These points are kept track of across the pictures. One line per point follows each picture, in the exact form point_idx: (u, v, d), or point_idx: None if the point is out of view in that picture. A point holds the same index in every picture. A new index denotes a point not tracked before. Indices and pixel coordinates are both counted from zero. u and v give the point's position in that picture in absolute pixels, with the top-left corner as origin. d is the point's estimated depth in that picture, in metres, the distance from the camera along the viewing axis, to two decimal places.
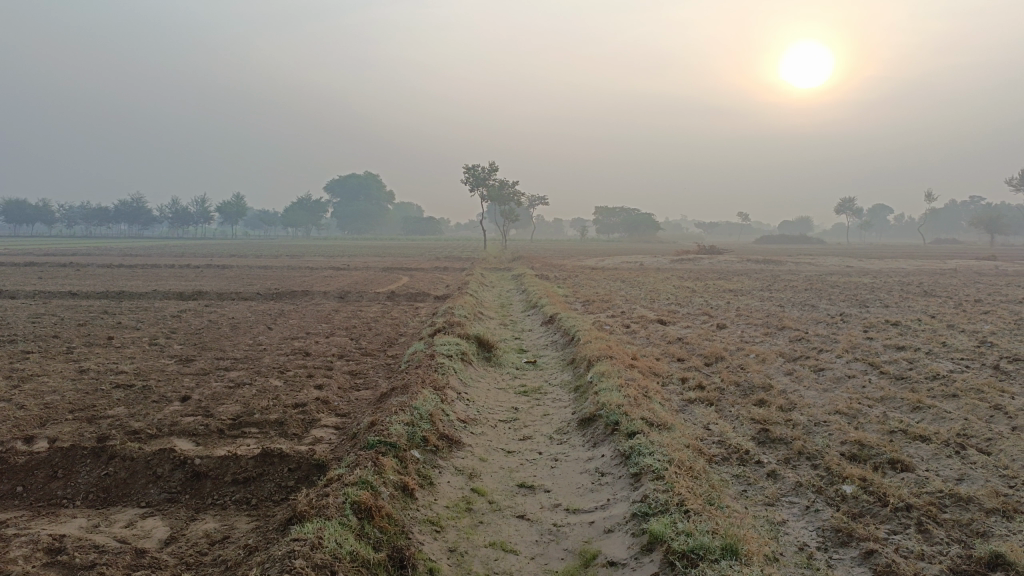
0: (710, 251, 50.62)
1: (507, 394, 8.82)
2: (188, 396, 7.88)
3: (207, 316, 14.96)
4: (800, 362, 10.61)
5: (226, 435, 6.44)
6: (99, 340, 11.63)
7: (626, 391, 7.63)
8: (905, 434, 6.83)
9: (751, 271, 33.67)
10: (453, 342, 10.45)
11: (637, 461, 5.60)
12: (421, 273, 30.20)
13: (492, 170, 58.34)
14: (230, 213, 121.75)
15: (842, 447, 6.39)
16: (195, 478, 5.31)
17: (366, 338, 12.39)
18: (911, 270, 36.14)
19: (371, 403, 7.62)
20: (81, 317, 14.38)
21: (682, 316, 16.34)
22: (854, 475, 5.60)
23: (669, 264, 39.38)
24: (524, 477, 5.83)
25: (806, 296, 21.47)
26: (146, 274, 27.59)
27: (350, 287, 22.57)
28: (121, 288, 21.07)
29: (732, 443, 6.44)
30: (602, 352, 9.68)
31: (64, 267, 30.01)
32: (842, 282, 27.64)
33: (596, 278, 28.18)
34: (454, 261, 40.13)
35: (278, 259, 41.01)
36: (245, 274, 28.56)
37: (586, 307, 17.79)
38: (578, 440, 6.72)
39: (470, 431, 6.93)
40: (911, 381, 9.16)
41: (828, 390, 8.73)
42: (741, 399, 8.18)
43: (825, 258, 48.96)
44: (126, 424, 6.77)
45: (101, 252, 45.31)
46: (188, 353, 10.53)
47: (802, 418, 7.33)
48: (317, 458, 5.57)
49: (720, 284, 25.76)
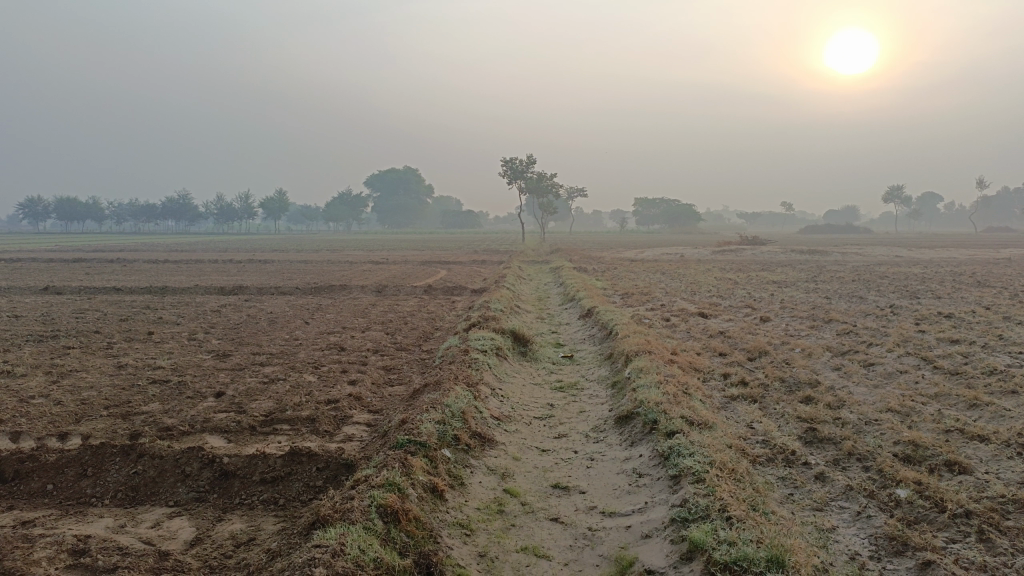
0: (754, 242, 49.58)
1: (543, 390, 8.63)
2: (222, 392, 7.85)
3: (245, 310, 15.04)
4: (847, 357, 10.22)
5: (257, 432, 6.37)
6: (139, 335, 11.73)
7: (665, 388, 7.37)
8: (962, 433, 6.47)
9: (796, 262, 32.86)
10: (488, 337, 10.29)
11: (676, 462, 5.37)
12: (459, 266, 30.21)
13: (531, 162, 57.99)
14: (273, 208, 123.37)
15: (894, 448, 6.07)
16: (223, 477, 5.23)
17: (402, 332, 12.29)
18: (964, 259, 34.92)
19: (404, 400, 7.49)
20: (124, 312, 14.56)
21: (724, 308, 15.98)
22: (908, 478, 5.29)
23: (710, 255, 38.90)
24: (558, 477, 5.63)
25: (853, 288, 20.84)
26: (189, 268, 28.05)
27: (388, 280, 22.55)
28: (164, 283, 21.39)
29: (777, 443, 6.16)
30: (641, 347, 9.42)
31: (110, 262, 30.55)
32: (890, 272, 26.88)
33: (636, 270, 27.78)
34: (492, 254, 39.96)
35: (319, 253, 41.28)
36: (285, 268, 28.85)
37: (624, 300, 17.52)
38: (615, 439, 6.50)
39: (504, 429, 6.76)
40: (967, 377, 8.73)
41: (878, 387, 8.37)
42: (786, 396, 7.87)
43: (873, 247, 47.81)
44: (159, 420, 6.74)
45: (148, 248, 46.10)
46: (224, 348, 10.54)
47: (851, 416, 7.01)
48: (346, 457, 5.45)
49: (764, 275, 25.22)
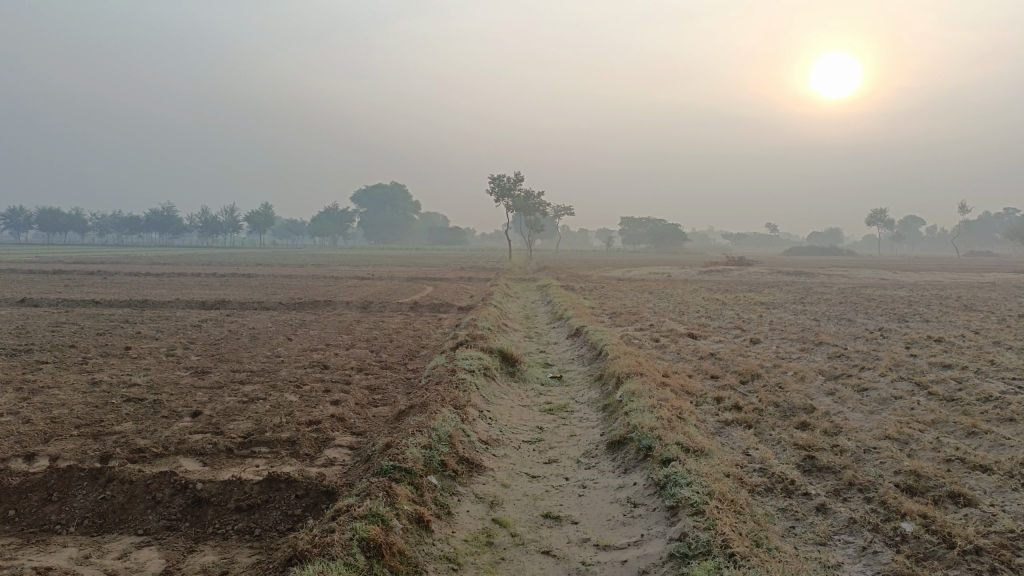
0: (740, 263, 49.71)
1: (532, 412, 8.40)
2: (199, 411, 7.56)
3: (226, 325, 14.71)
4: (840, 381, 10.06)
5: (234, 456, 6.09)
6: (116, 350, 11.41)
7: (659, 413, 7.16)
8: (963, 463, 6.29)
9: (782, 283, 32.89)
10: (476, 356, 10.05)
11: (673, 493, 5.14)
12: (445, 282, 29.96)
13: (518, 180, 58.07)
14: (259, 222, 122.84)
15: (896, 478, 5.87)
16: (196, 504, 4.95)
17: (387, 350, 12.03)
18: (948, 282, 35.11)
19: (388, 422, 7.23)
20: (101, 326, 14.21)
21: (713, 329, 15.83)
22: (914, 511, 5.08)
23: (697, 275, 38.93)
24: (549, 506, 5.39)
25: (841, 310, 20.78)
26: (170, 281, 27.60)
27: (373, 296, 22.27)
28: (144, 296, 20.97)
29: (775, 472, 5.94)
30: (632, 369, 9.22)
31: (92, 275, 30.04)
32: (877, 295, 26.95)
33: (623, 289, 27.68)
34: (478, 271, 39.79)
35: (304, 268, 40.99)
36: (269, 282, 28.48)
37: (613, 319, 17.35)
38: (607, 465, 6.27)
39: (492, 454, 6.51)
40: (963, 403, 8.58)
41: (874, 413, 8.19)
42: (781, 421, 7.67)
43: (857, 270, 48.06)
44: (132, 441, 6.44)
45: (131, 260, 45.53)
46: (203, 365, 10.22)
47: (849, 444, 6.81)
48: (327, 484, 5.18)
49: (751, 296, 25.18)
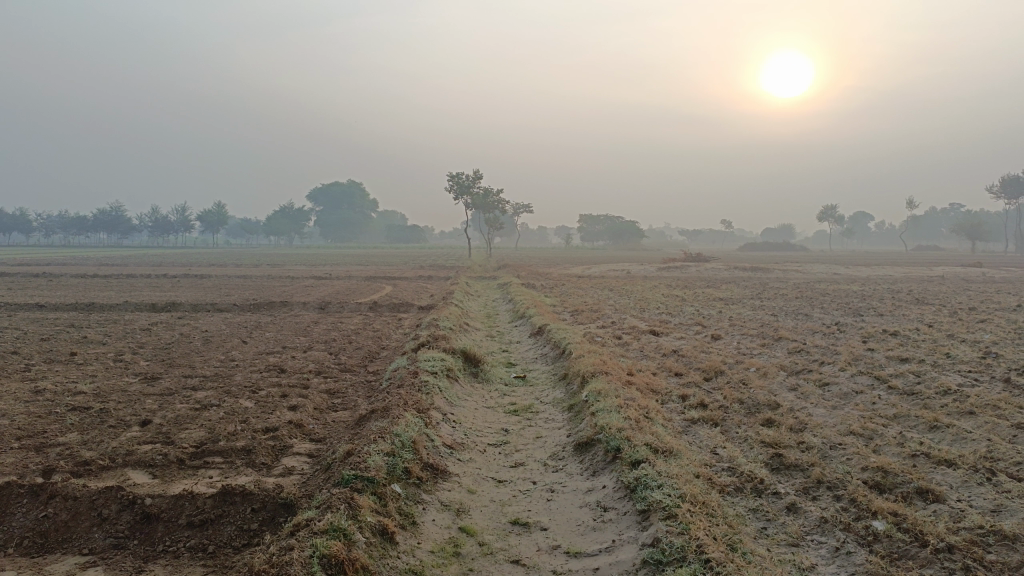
0: (697, 259, 50.16)
1: (497, 414, 8.24)
2: (149, 420, 7.24)
3: (178, 329, 14.25)
4: (802, 376, 10.09)
5: (186, 467, 5.82)
6: (60, 356, 10.93)
7: (626, 413, 7.05)
8: (928, 458, 6.30)
9: (740, 279, 33.25)
10: (438, 357, 9.84)
11: (644, 496, 5.03)
12: (404, 282, 29.61)
13: (477, 177, 57.80)
14: (212, 221, 120.52)
15: (863, 474, 5.85)
16: (146, 521, 4.67)
17: (346, 352, 11.74)
18: (900, 277, 35.81)
19: (349, 428, 7.00)
20: (45, 330, 13.64)
21: (674, 326, 15.84)
22: (885, 509, 5.04)
23: (656, 272, 39.18)
24: (518, 513, 5.23)
25: (798, 304, 21.04)
26: (119, 284, 26.75)
27: (331, 297, 21.85)
28: (92, 299, 20.28)
29: (744, 471, 5.88)
30: (597, 368, 9.11)
31: (36, 277, 29.00)
32: (831, 289, 27.34)
33: (583, 286, 27.63)
34: (437, 269, 39.46)
35: (258, 267, 40.23)
36: (223, 283, 27.79)
37: (575, 317, 17.26)
38: (575, 468, 6.14)
39: (457, 458, 6.33)
40: (923, 397, 8.66)
41: (837, 408, 8.20)
42: (748, 419, 7.63)
43: (812, 265, 48.85)
44: (76, 454, 6.11)
45: (78, 262, 44.07)
46: (153, 371, 9.84)
47: (815, 440, 6.79)
48: (285, 496, 4.95)
49: (710, 292, 25.34)
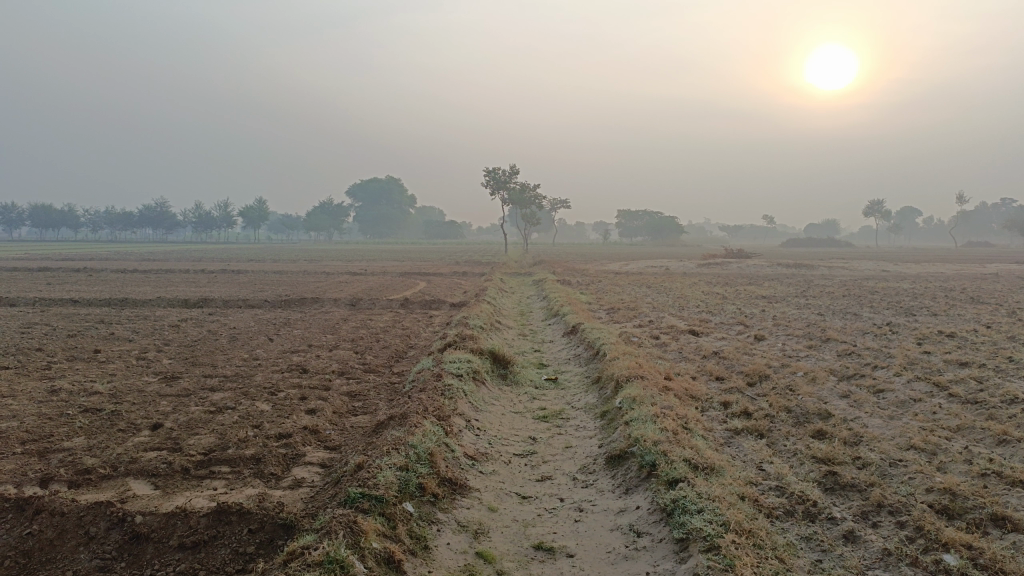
0: (739, 256, 48.97)
1: (524, 420, 7.76)
2: (160, 423, 6.91)
3: (206, 326, 14.00)
4: (854, 382, 9.43)
5: (190, 477, 5.45)
6: (83, 354, 10.73)
7: (663, 422, 6.53)
8: (1001, 477, 5.64)
9: (783, 276, 32.20)
10: (464, 358, 9.39)
11: (682, 522, 4.51)
12: (439, 278, 29.28)
13: (513, 172, 57.35)
14: (253, 217, 122.07)
15: (928, 497, 5.24)
16: (134, 541, 4.28)
17: (372, 352, 11.36)
18: (950, 275, 34.30)
19: (366, 435, 6.59)
20: (74, 327, 13.51)
21: (715, 326, 15.16)
22: (956, 541, 4.44)
23: (696, 268, 38.22)
24: (542, 536, 4.74)
25: (844, 303, 20.16)
26: (157, 279, 26.90)
27: (364, 293, 21.57)
28: (126, 294, 20.24)
29: (795, 492, 5.31)
30: (632, 371, 8.58)
31: (76, 271, 29.33)
32: (880, 287, 26.29)
33: (620, 283, 26.98)
34: (473, 266, 38.96)
35: (296, 264, 40.24)
36: (257, 278, 27.77)
37: (611, 315, 16.70)
38: (607, 484, 5.64)
39: (479, 471, 5.88)
40: (988, 406, 7.95)
41: (894, 419, 7.54)
42: (795, 430, 7.03)
43: (857, 262, 47.33)
44: (78, 461, 5.78)
45: (119, 257, 44.69)
46: (174, 370, 9.56)
47: (873, 456, 6.17)
48: (285, 516, 4.52)
49: (753, 290, 24.50)
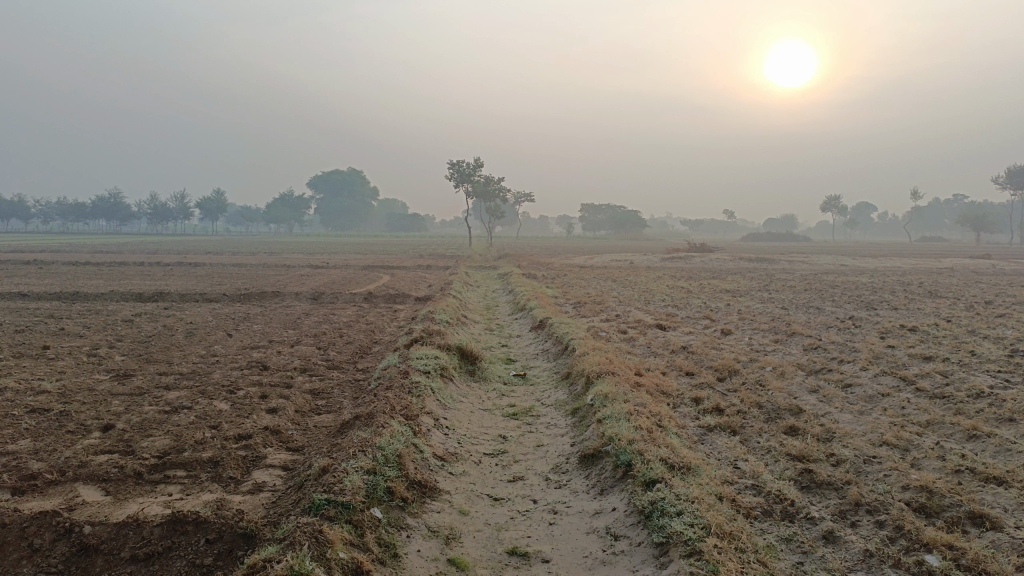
0: (702, 250, 49.35)
1: (494, 418, 7.58)
2: (112, 424, 6.58)
3: (162, 321, 13.54)
4: (822, 377, 9.42)
5: (143, 482, 5.17)
6: (31, 351, 10.25)
7: (636, 420, 6.40)
8: (974, 473, 5.62)
9: (745, 270, 32.50)
10: (431, 355, 9.16)
11: (662, 525, 4.37)
12: (403, 271, 28.92)
13: (477, 165, 57.04)
14: (211, 209, 119.70)
15: (905, 495, 5.17)
16: (82, 553, 3.99)
17: (336, 347, 11.07)
18: (907, 269, 34.97)
19: (331, 436, 6.35)
20: (22, 322, 12.95)
21: (682, 320, 15.14)
22: (938, 541, 4.36)
23: (659, 262, 38.37)
24: (515, 540, 4.56)
25: (807, 297, 20.36)
26: (111, 272, 26.15)
27: (326, 287, 21.16)
28: (77, 288, 19.55)
29: (772, 491, 5.21)
30: (603, 367, 8.45)
31: (26, 265, 28.39)
32: (841, 281, 26.62)
33: (586, 277, 26.93)
34: (438, 259, 38.66)
35: (256, 257, 39.43)
36: (215, 272, 27.14)
37: (578, 309, 16.59)
38: (581, 485, 5.49)
39: (449, 472, 5.69)
40: (956, 401, 7.98)
41: (864, 414, 7.52)
42: (768, 426, 6.96)
43: (816, 256, 47.97)
44: (23, 465, 5.44)
45: (71, 249, 43.39)
46: (127, 368, 9.18)
47: (847, 453, 6.11)
48: (245, 525, 4.28)
49: (717, 284, 24.60)
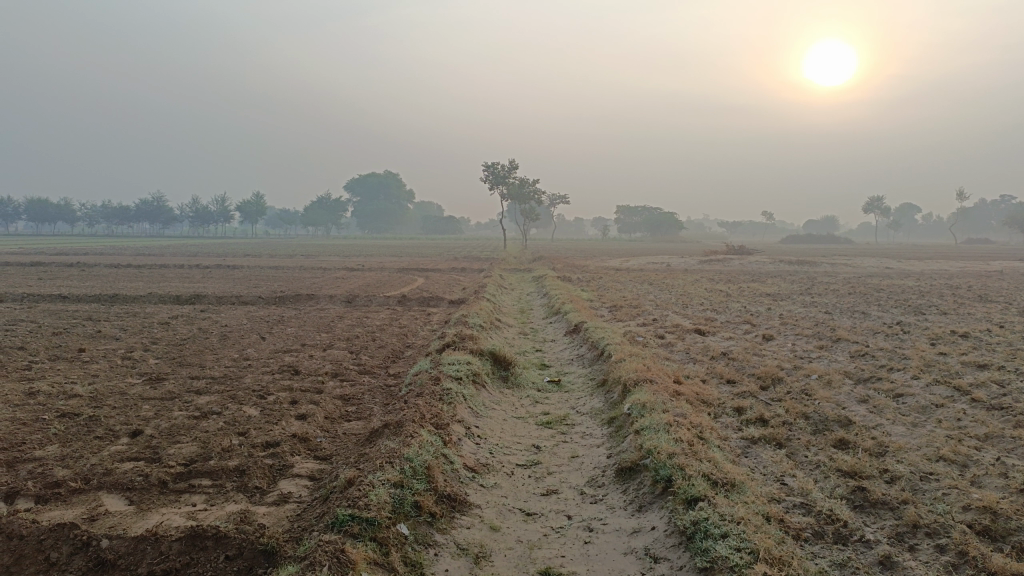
0: (740, 252, 48.55)
1: (527, 427, 7.35)
2: (140, 430, 6.49)
3: (196, 324, 13.55)
4: (871, 386, 9.01)
5: (167, 492, 5.03)
6: (67, 353, 10.27)
7: (676, 432, 6.12)
8: None
9: (786, 273, 31.81)
10: (463, 360, 8.95)
11: (705, 548, 4.11)
12: (438, 274, 28.81)
13: (513, 168, 56.89)
14: (250, 212, 121.25)
15: (966, 517, 4.82)
16: (99, 569, 3.85)
17: (368, 351, 10.95)
18: (954, 272, 33.98)
19: (360, 445, 6.17)
20: (61, 324, 13.06)
21: (721, 325, 14.76)
22: (1006, 569, 4.02)
23: (697, 265, 37.75)
24: (549, 560, 4.32)
25: (851, 301, 19.77)
26: (151, 274, 26.43)
27: (360, 290, 21.11)
28: (116, 290, 19.75)
29: (822, 510, 4.90)
30: (641, 374, 8.16)
31: (70, 267, 28.89)
32: (886, 285, 25.86)
33: (621, 280, 26.57)
34: (473, 261, 38.60)
35: (293, 259, 39.75)
36: (252, 274, 27.28)
37: (614, 313, 16.28)
38: (618, 500, 5.23)
39: (480, 485, 5.47)
40: (1016, 412, 7.53)
41: (918, 427, 7.12)
42: (816, 439, 6.62)
43: (857, 258, 46.90)
44: (48, 472, 5.35)
45: (113, 252, 44.18)
46: (160, 371, 9.13)
47: (902, 469, 5.76)
48: (266, 541, 4.11)
49: (756, 287, 24.04)
